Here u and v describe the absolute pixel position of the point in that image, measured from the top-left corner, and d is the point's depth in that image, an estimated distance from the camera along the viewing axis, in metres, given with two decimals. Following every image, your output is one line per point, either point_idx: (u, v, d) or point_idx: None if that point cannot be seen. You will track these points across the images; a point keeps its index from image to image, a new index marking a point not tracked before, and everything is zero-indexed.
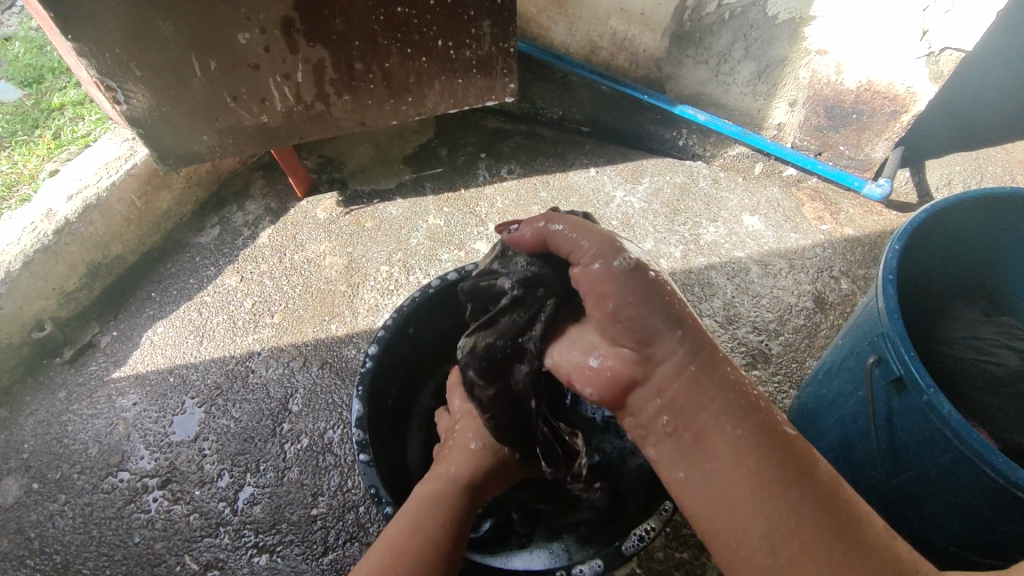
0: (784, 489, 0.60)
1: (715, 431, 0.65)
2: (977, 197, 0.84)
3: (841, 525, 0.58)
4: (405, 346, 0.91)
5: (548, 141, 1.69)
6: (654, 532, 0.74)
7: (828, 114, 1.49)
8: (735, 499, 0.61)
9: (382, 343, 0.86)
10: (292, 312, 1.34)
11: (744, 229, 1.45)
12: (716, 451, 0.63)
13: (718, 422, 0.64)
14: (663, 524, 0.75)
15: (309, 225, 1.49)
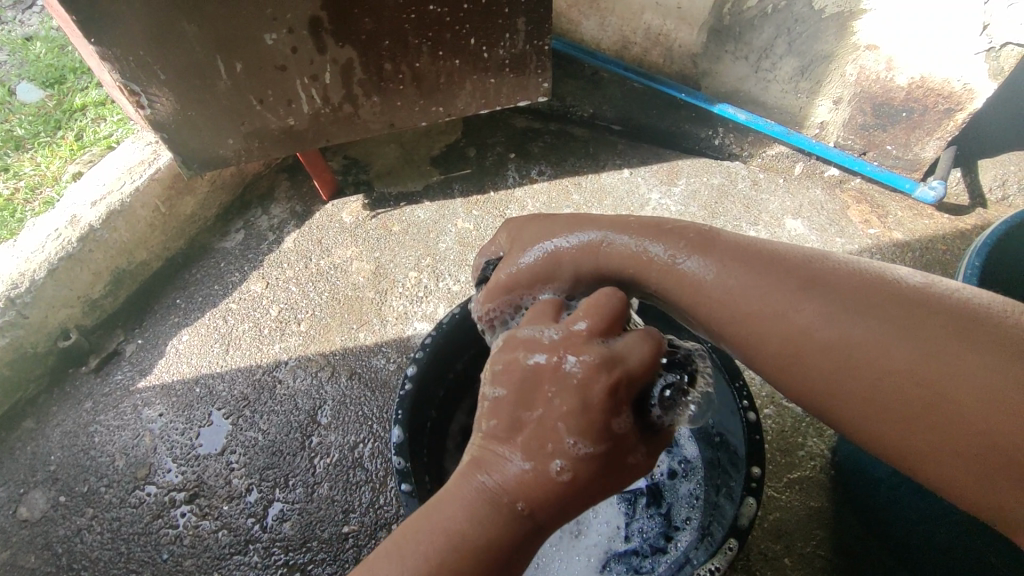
0: (799, 297, 0.60)
1: (774, 295, 0.61)
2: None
3: (848, 294, 0.58)
4: (444, 369, 0.87)
5: (579, 141, 1.63)
6: (718, 574, 0.68)
7: (875, 112, 1.42)
8: (848, 350, 0.56)
9: (422, 364, 0.83)
10: (319, 320, 1.31)
11: (787, 233, 1.38)
12: (696, 278, 0.65)
13: (764, 290, 0.61)
14: (727, 565, 0.68)
15: (334, 230, 1.45)
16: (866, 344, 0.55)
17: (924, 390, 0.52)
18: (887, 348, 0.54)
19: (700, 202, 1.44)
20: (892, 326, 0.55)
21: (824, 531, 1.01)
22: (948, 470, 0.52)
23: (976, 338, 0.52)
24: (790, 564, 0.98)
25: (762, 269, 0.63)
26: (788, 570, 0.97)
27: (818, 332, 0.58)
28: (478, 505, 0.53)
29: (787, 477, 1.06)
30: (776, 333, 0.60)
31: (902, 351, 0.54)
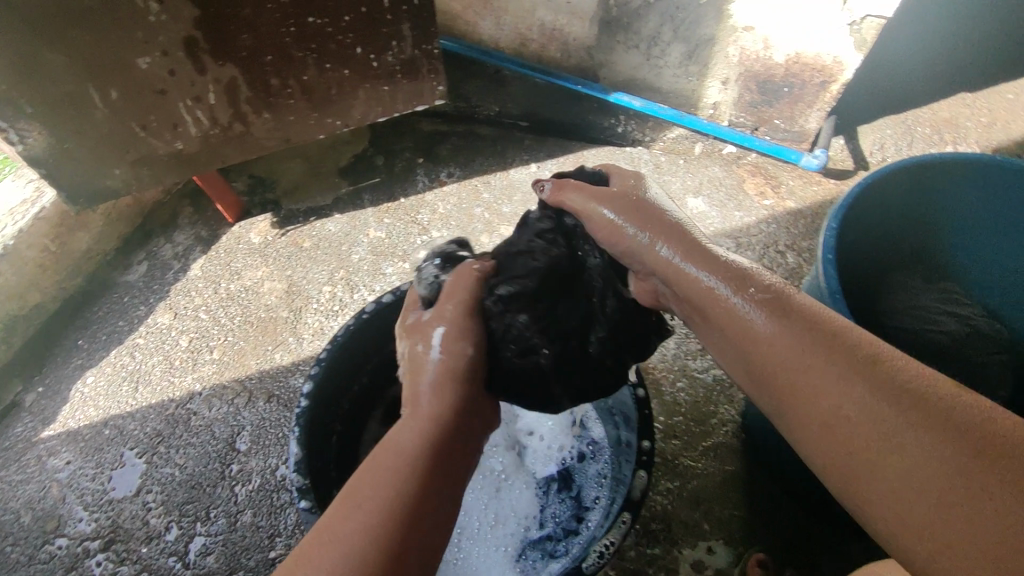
0: (807, 346, 0.57)
1: (733, 302, 0.63)
2: (904, 164, 0.85)
3: (875, 363, 0.53)
4: (344, 383, 0.84)
5: (487, 140, 1.64)
6: (614, 547, 0.71)
7: (760, 89, 1.49)
8: (823, 400, 0.54)
9: (320, 381, 0.79)
10: (232, 345, 1.28)
11: (689, 212, 1.43)
12: (714, 302, 0.65)
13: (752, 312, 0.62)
14: (622, 538, 0.72)
15: (243, 251, 1.42)
16: (850, 403, 0.52)
17: (868, 431, 0.50)
18: (863, 412, 0.51)
19: None
20: (890, 401, 0.50)
21: (739, 492, 1.05)
22: (875, 511, 0.49)
23: (971, 436, 0.46)
24: (710, 528, 1.02)
25: (805, 321, 0.59)
26: (708, 534, 1.02)
27: (793, 357, 0.57)
28: (383, 473, 0.57)
29: (702, 445, 1.10)
30: (783, 371, 0.58)
31: (876, 397, 0.51)
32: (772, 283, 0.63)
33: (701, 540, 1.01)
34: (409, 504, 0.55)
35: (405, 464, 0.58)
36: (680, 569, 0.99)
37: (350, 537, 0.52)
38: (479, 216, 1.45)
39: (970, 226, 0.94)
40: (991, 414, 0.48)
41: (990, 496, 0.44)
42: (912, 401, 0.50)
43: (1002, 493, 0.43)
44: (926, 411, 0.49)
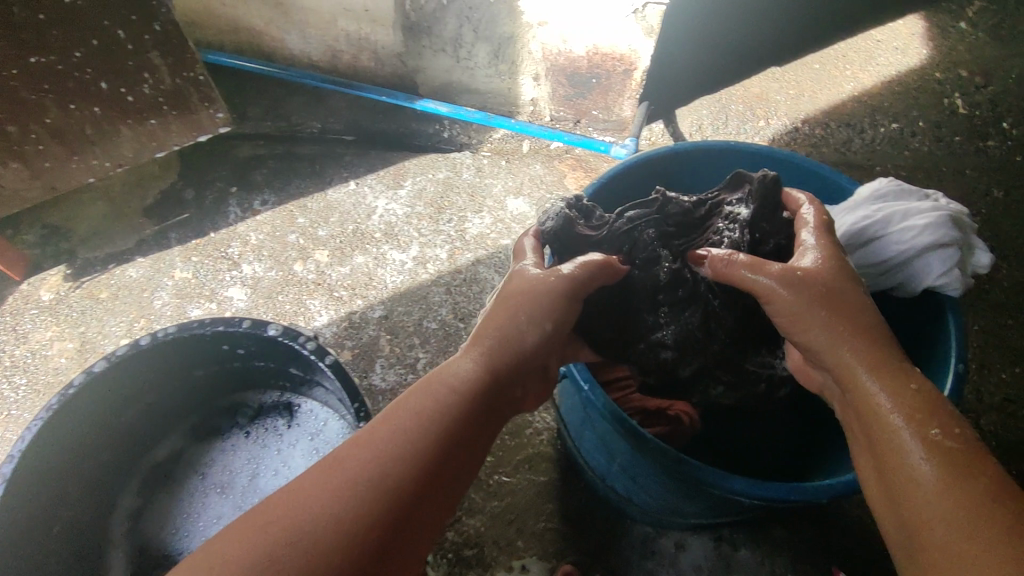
0: (869, 370, 0.62)
1: (807, 318, 0.65)
2: (662, 151, 0.89)
3: (918, 399, 0.59)
4: (57, 457, 0.80)
5: (306, 159, 1.56)
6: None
7: (571, 82, 1.48)
8: (886, 428, 0.59)
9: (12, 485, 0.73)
10: (15, 417, 1.17)
11: (509, 215, 1.40)
12: (845, 310, 0.64)
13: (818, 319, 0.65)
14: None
15: (31, 311, 1.30)
16: (916, 432, 0.57)
17: (912, 450, 0.57)
18: (920, 447, 0.57)
19: (426, 200, 1.44)
20: (930, 440, 0.57)
21: (552, 502, 1.03)
22: (921, 533, 0.54)
23: (960, 473, 0.54)
24: (524, 545, 1.00)
25: (872, 345, 0.63)
26: (521, 552, 1.00)
27: (862, 374, 0.62)
28: (406, 437, 0.61)
29: (516, 458, 1.06)
30: (860, 391, 0.62)
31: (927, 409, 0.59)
32: (855, 296, 0.66)
33: (514, 560, 0.99)
34: (406, 471, 0.59)
35: (435, 430, 0.62)
36: None
37: (334, 510, 0.56)
38: (294, 243, 1.38)
39: None
40: (1000, 476, 0.54)
41: (1004, 530, 0.51)
42: (936, 445, 0.56)
43: (1010, 528, 0.51)
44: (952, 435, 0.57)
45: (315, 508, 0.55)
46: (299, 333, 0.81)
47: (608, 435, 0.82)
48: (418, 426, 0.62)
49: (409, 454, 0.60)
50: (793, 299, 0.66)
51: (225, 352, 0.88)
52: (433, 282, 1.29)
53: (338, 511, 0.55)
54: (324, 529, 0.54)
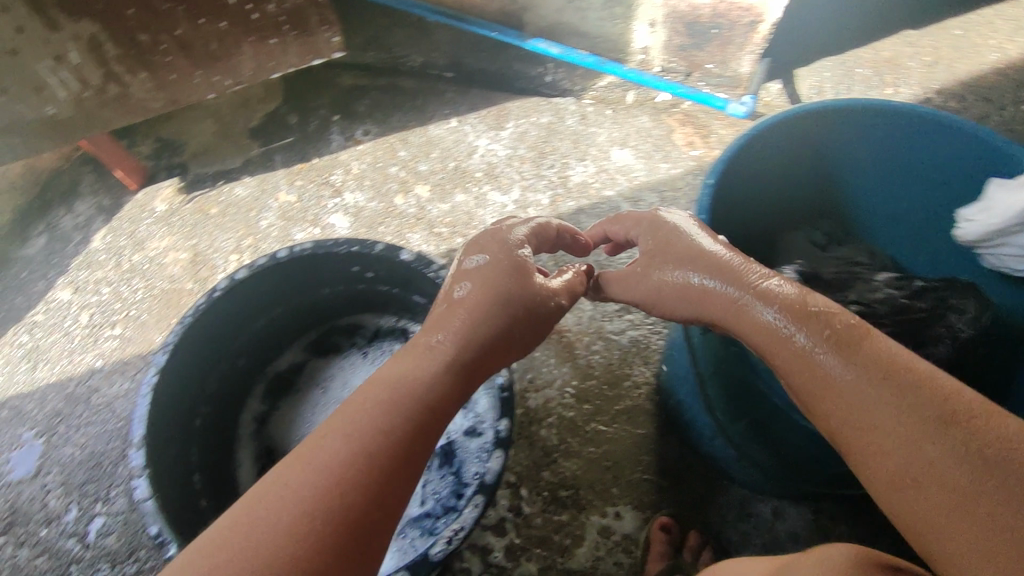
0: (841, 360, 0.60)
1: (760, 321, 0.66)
2: (820, 106, 0.84)
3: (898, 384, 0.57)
4: (196, 362, 0.79)
5: (408, 94, 1.55)
6: (462, 536, 0.65)
7: (689, 31, 1.40)
8: (868, 422, 0.57)
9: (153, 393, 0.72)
10: (134, 318, 1.24)
11: (613, 165, 1.37)
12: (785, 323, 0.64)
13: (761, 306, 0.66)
14: (472, 524, 0.65)
15: (147, 220, 1.35)
16: (901, 421, 0.55)
17: (891, 427, 0.55)
18: (908, 431, 0.54)
19: (528, 143, 1.42)
20: (913, 420, 0.54)
21: (649, 456, 1.05)
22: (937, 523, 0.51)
23: (961, 454, 0.52)
24: (618, 493, 1.03)
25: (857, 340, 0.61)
26: (615, 499, 1.03)
27: (832, 383, 0.60)
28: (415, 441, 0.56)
29: (613, 410, 1.10)
30: (835, 395, 0.60)
31: (893, 390, 0.57)
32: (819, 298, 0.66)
33: (608, 505, 1.02)
34: (385, 464, 0.54)
35: (403, 419, 0.57)
36: (587, 534, 1.01)
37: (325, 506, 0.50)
38: (395, 176, 1.38)
39: (870, 164, 0.95)
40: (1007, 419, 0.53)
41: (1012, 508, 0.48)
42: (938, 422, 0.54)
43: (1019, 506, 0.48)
44: (922, 408, 0.55)
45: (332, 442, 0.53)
46: (436, 262, 0.78)
47: None
48: (393, 416, 0.56)
49: (379, 444, 0.54)
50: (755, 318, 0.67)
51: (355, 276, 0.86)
52: None
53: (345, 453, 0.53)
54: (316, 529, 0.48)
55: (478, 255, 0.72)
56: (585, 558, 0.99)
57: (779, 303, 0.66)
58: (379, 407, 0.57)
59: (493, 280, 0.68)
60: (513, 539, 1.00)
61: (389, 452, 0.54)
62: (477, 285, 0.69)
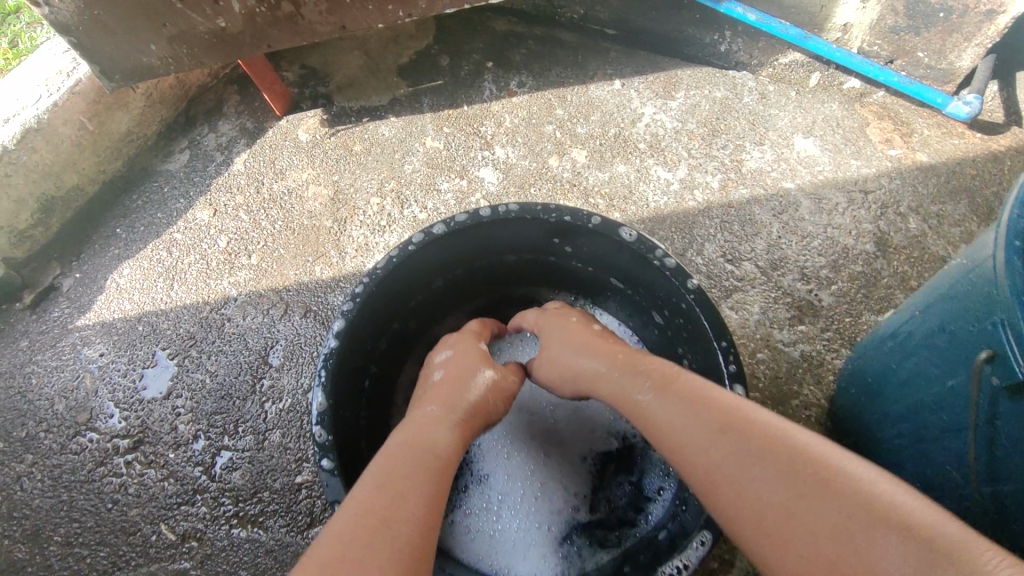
0: (750, 457, 0.52)
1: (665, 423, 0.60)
2: None
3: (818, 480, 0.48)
4: (374, 321, 0.71)
5: (567, 48, 1.40)
6: (686, 574, 0.60)
7: (909, 12, 1.19)
8: (799, 524, 0.47)
9: (341, 342, 0.65)
10: (271, 251, 1.19)
11: (795, 154, 1.22)
12: (711, 411, 0.57)
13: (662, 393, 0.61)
14: (698, 564, 0.60)
15: (289, 149, 1.30)
16: (829, 522, 0.46)
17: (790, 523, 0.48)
18: (873, 528, 0.44)
19: (700, 117, 1.28)
20: (845, 521, 0.45)
21: None
22: None
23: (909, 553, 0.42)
24: None
25: (761, 449, 0.52)
26: None
27: (743, 487, 0.52)
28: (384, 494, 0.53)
29: None
30: (763, 496, 0.50)
31: (788, 484, 0.49)
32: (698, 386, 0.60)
33: None
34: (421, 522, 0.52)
35: (425, 474, 0.57)
36: (736, 561, 0.90)
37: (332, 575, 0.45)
38: (550, 134, 1.28)
39: None
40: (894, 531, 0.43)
41: None
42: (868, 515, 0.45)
43: None
44: (845, 498, 0.46)
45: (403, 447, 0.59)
46: (659, 245, 0.68)
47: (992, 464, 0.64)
48: (402, 479, 0.55)
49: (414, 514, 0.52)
50: (683, 417, 0.58)
51: (549, 246, 0.77)
52: (701, 212, 1.17)
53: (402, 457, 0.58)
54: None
55: (443, 349, 0.78)
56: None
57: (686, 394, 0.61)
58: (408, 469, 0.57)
59: (463, 365, 0.74)
60: None
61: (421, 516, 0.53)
62: (447, 369, 0.73)
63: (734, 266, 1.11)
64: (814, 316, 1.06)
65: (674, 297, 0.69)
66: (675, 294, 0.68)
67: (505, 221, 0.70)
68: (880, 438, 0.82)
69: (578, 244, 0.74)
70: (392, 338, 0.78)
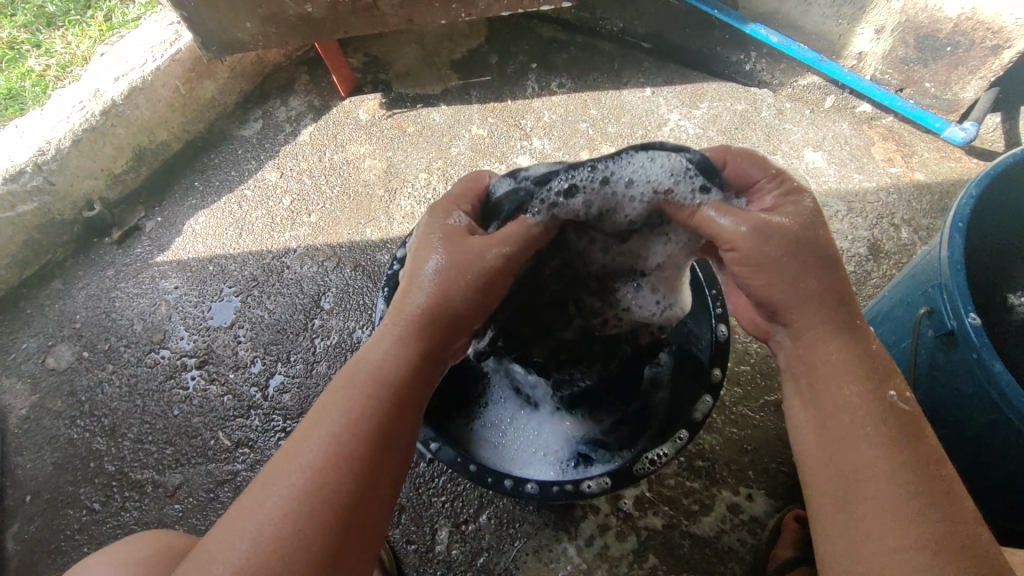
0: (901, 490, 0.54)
1: (838, 388, 0.61)
2: None
3: (963, 550, 0.51)
4: None
5: (604, 56, 1.55)
6: (664, 458, 0.78)
7: (918, 45, 1.31)
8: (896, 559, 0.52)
9: (412, 250, 0.91)
10: (328, 213, 1.35)
11: (804, 165, 1.35)
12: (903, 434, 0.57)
13: (833, 338, 0.62)
14: (674, 452, 0.79)
15: (350, 126, 1.46)
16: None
17: (883, 495, 0.55)
18: None
19: (720, 127, 1.41)
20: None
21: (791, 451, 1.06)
22: None
23: None
24: (753, 476, 1.04)
25: (928, 492, 0.54)
26: (750, 482, 1.04)
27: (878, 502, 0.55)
28: (341, 412, 0.60)
29: (763, 399, 1.11)
30: (877, 517, 0.54)
31: (908, 493, 0.54)
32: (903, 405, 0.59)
33: (742, 486, 1.04)
34: (367, 441, 0.59)
35: (375, 415, 0.61)
36: (716, 505, 1.02)
37: (286, 491, 0.56)
38: (584, 132, 1.42)
39: None
40: None
41: None
42: None
43: None
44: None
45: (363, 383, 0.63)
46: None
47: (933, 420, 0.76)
48: (363, 419, 0.60)
49: (358, 436, 0.59)
50: (864, 418, 0.59)
51: None
52: None
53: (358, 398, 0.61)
54: (287, 501, 0.55)
55: (433, 259, 0.67)
56: (710, 527, 1.01)
57: (858, 346, 0.62)
58: (358, 396, 0.62)
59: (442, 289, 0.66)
60: (644, 492, 1.03)
61: (368, 434, 0.60)
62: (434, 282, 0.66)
63: None
64: None
65: None
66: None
67: None
68: None
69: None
70: None
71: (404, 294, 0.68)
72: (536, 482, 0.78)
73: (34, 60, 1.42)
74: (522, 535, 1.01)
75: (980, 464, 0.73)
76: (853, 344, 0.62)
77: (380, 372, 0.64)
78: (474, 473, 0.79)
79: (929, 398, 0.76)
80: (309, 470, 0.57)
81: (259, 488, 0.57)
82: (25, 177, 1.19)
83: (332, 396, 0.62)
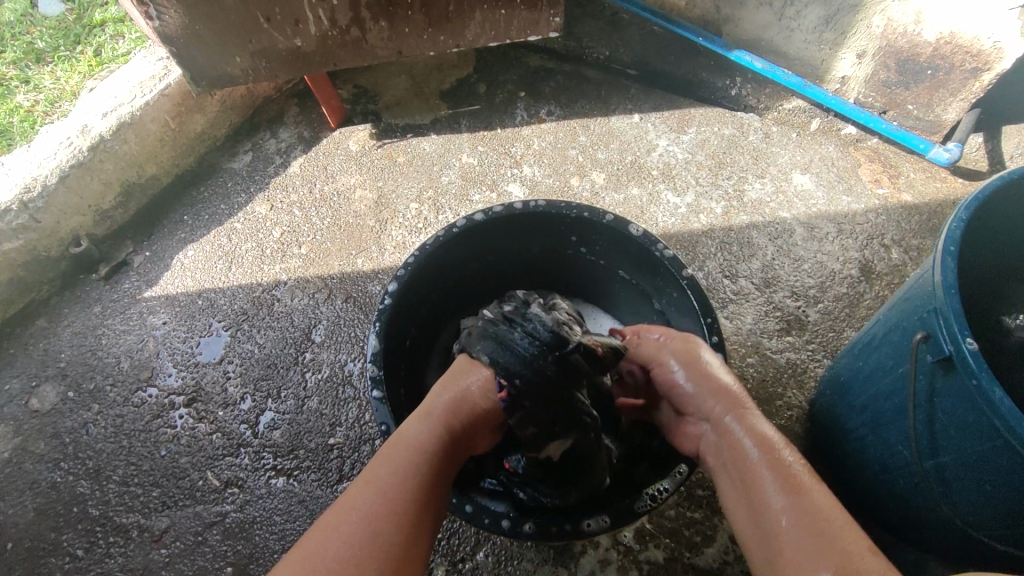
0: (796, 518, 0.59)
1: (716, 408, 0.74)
2: None
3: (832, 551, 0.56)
4: (422, 292, 0.94)
5: (591, 83, 1.56)
6: (666, 494, 0.76)
7: (899, 69, 1.34)
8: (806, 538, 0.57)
9: (403, 283, 0.88)
10: (319, 244, 1.34)
11: (793, 188, 1.36)
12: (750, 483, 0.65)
13: (732, 417, 0.72)
14: (675, 487, 0.77)
15: (340, 157, 1.46)
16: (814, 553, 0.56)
17: (792, 530, 0.59)
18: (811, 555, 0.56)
19: (709, 151, 1.42)
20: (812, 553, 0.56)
21: None
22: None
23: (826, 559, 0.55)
24: None
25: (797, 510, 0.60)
26: None
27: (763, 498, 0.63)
28: (391, 475, 0.65)
29: None
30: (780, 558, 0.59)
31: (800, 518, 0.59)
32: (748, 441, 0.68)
33: None
34: (410, 497, 0.64)
35: (398, 466, 0.66)
36: (717, 537, 1.00)
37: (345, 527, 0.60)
38: (573, 158, 1.43)
39: None
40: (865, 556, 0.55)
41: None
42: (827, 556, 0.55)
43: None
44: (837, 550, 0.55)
45: (406, 437, 0.70)
46: (661, 241, 0.89)
47: (935, 448, 0.75)
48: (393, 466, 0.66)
49: (400, 492, 0.64)
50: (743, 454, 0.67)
51: (567, 243, 0.99)
52: (705, 233, 1.31)
53: (408, 445, 0.69)
54: (341, 550, 0.58)
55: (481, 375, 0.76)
56: (712, 559, 0.99)
57: (747, 426, 0.70)
58: (405, 464, 0.67)
59: (464, 392, 0.74)
60: (644, 524, 1.01)
61: (413, 492, 0.65)
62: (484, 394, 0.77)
63: (732, 281, 1.24)
64: (801, 330, 1.18)
65: (670, 285, 0.91)
66: (672, 279, 0.89)
67: (535, 214, 0.92)
68: (846, 432, 0.93)
69: (591, 238, 0.96)
70: (430, 309, 0.98)
71: (444, 387, 0.76)
72: (533, 522, 0.76)
73: (21, 97, 1.42)
74: (521, 572, 0.99)
75: (983, 493, 0.72)
76: (746, 420, 0.71)
77: (405, 444, 0.69)
78: (469, 515, 0.76)
79: (929, 424, 0.74)
80: (361, 524, 0.60)
81: (338, 510, 0.62)
82: (11, 215, 1.17)
83: (377, 460, 0.67)
